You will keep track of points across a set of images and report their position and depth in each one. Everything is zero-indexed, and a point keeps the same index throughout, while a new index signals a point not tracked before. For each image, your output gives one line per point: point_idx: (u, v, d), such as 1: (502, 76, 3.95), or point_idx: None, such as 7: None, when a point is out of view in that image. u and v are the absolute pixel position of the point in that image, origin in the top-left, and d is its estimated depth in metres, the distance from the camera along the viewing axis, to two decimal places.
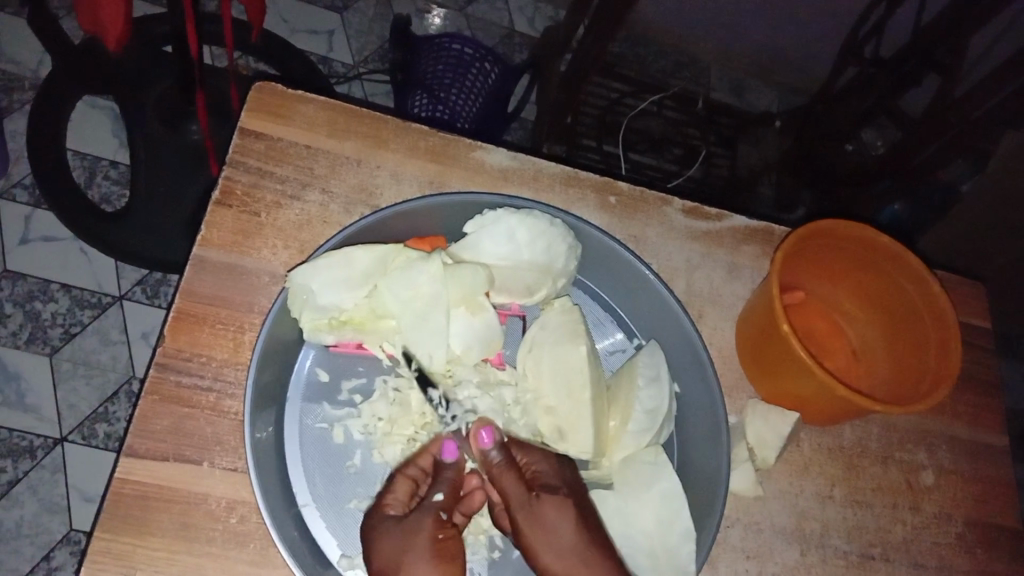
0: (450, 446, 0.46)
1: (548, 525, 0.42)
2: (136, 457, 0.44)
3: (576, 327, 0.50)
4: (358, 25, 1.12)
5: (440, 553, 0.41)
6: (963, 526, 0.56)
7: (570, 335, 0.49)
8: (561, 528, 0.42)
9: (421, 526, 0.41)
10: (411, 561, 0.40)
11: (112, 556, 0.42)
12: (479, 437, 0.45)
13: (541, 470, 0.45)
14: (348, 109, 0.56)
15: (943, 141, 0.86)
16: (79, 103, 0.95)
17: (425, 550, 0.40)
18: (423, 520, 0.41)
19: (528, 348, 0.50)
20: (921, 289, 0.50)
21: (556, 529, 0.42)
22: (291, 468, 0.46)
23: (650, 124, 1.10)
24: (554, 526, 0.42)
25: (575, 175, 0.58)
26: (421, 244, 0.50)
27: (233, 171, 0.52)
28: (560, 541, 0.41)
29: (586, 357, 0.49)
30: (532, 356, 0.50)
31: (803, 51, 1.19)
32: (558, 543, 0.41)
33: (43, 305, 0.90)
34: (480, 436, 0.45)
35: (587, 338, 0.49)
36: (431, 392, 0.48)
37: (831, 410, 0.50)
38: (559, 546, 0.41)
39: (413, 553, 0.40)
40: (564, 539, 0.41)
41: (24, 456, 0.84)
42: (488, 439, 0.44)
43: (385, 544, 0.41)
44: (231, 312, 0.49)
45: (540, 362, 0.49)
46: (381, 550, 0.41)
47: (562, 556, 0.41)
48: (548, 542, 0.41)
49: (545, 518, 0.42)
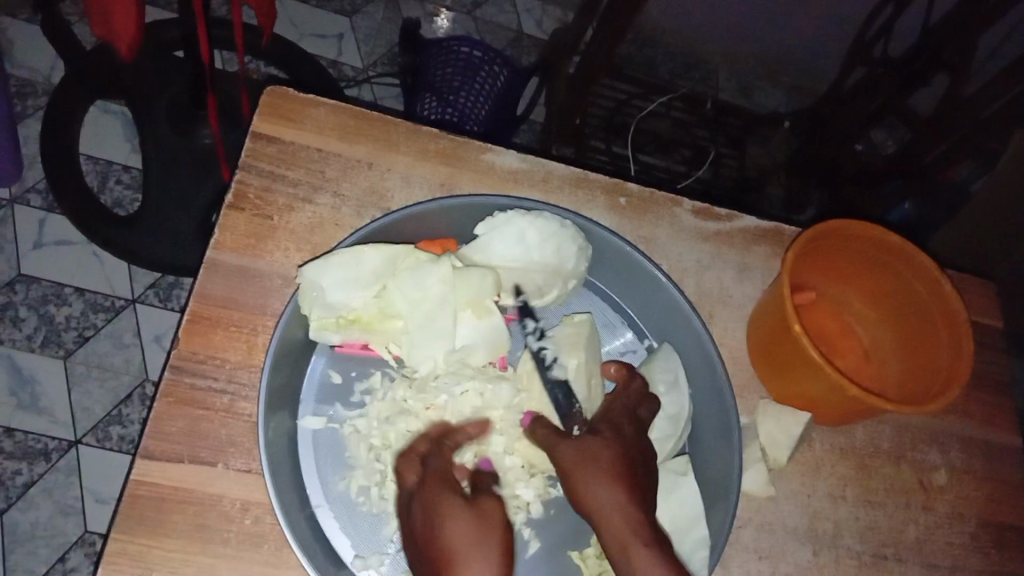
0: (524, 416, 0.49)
1: (598, 452, 0.43)
2: (152, 459, 0.45)
3: (576, 338, 0.49)
4: (367, 28, 1.12)
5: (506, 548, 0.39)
6: (977, 526, 0.55)
7: (568, 346, 0.49)
8: (611, 459, 0.43)
9: (490, 521, 0.39)
10: (480, 545, 0.38)
11: (128, 557, 0.43)
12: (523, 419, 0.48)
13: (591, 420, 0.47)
14: (359, 112, 0.56)
15: (952, 143, 0.87)
16: (91, 108, 0.96)
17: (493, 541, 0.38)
18: (490, 507, 0.40)
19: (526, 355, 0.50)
20: (933, 287, 0.50)
21: (605, 454, 0.43)
22: (304, 470, 0.46)
23: (660, 125, 1.10)
24: (584, 466, 0.43)
25: (584, 176, 0.58)
26: (432, 245, 0.51)
27: (245, 175, 0.53)
28: (596, 465, 0.42)
29: (575, 373, 0.49)
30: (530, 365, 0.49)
31: (811, 52, 1.19)
32: (600, 461, 0.42)
33: (57, 308, 0.90)
34: (524, 419, 0.48)
35: (582, 355, 0.49)
36: (528, 322, 0.51)
37: (843, 411, 0.50)
38: (602, 471, 0.42)
39: (484, 543, 0.38)
40: (602, 461, 0.43)
41: (39, 458, 0.85)
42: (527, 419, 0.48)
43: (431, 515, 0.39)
44: (244, 315, 0.49)
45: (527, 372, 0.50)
46: (448, 529, 0.38)
47: (598, 478, 0.42)
48: (589, 480, 0.42)
49: (589, 444, 0.44)
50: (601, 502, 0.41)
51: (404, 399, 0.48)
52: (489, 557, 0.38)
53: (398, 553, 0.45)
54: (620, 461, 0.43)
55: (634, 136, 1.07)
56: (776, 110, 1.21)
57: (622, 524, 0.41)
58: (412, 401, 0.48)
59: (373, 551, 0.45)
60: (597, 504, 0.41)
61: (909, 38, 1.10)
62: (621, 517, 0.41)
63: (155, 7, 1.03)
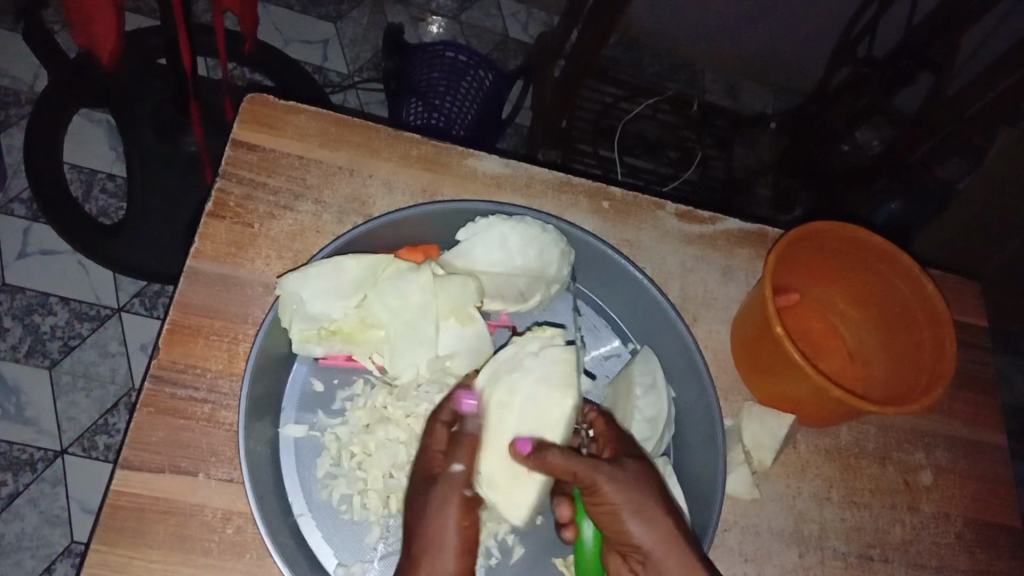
0: (523, 443, 0.44)
1: (631, 478, 0.42)
2: (133, 470, 0.44)
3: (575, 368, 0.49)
4: (352, 34, 1.12)
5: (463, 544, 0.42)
6: (962, 525, 0.55)
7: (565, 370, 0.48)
8: (656, 490, 0.43)
9: (448, 505, 0.42)
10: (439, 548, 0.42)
11: (108, 569, 0.42)
12: (517, 441, 0.44)
13: (603, 445, 0.45)
14: (340, 119, 0.56)
15: (939, 139, 0.85)
16: (75, 116, 0.96)
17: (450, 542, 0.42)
18: (451, 498, 0.42)
19: (488, 373, 0.47)
20: (915, 288, 0.50)
21: (641, 481, 0.42)
22: (286, 478, 0.46)
23: (646, 128, 1.10)
24: (635, 503, 0.42)
25: (567, 180, 0.58)
26: (414, 253, 0.50)
27: (226, 183, 0.52)
28: (639, 496, 0.42)
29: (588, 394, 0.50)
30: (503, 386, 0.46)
31: (795, 52, 1.20)
32: (642, 490, 0.42)
33: (42, 318, 0.90)
34: (517, 443, 0.44)
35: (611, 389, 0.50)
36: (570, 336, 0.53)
37: (825, 413, 0.50)
38: (642, 501, 0.42)
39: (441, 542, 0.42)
40: (641, 489, 0.42)
41: (24, 469, 0.84)
42: (524, 444, 0.44)
43: (440, 530, 0.42)
44: (225, 323, 0.49)
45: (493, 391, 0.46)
46: (421, 533, 0.42)
47: (638, 510, 0.41)
48: (636, 514, 0.41)
49: (627, 471, 0.42)
50: (646, 535, 0.41)
51: (384, 406, 0.48)
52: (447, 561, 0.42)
53: (381, 562, 0.45)
54: (660, 489, 0.43)
55: (620, 138, 1.07)
56: (763, 111, 1.22)
57: (670, 557, 0.41)
58: (392, 408, 0.48)
59: (356, 559, 0.45)
60: (639, 537, 0.41)
61: (894, 37, 1.10)
62: (671, 551, 0.41)
63: (139, 15, 1.03)
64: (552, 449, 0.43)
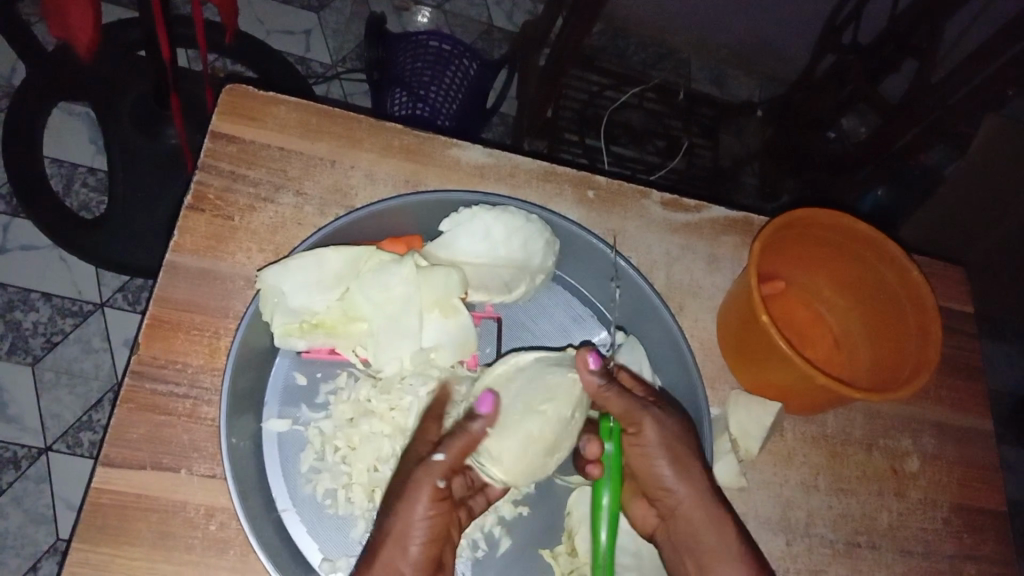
0: (487, 399, 0.45)
1: (669, 428, 0.45)
2: (114, 467, 0.44)
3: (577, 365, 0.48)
4: (335, 24, 1.11)
5: (429, 532, 0.41)
6: (949, 511, 0.56)
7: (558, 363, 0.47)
8: (691, 440, 0.46)
9: (418, 490, 0.41)
10: (405, 529, 0.41)
11: (88, 567, 0.42)
12: (588, 361, 0.46)
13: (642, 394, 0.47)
14: (320, 110, 0.55)
15: (923, 127, 0.85)
16: (54, 110, 0.95)
17: (413, 528, 0.41)
18: (422, 484, 0.41)
19: (515, 360, 0.47)
20: (900, 273, 0.50)
21: (677, 432, 0.46)
22: (269, 472, 0.45)
23: (633, 116, 1.09)
24: (672, 449, 0.45)
25: (552, 170, 0.58)
26: (396, 244, 0.50)
27: (205, 175, 0.52)
28: (675, 444, 0.45)
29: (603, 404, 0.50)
30: (526, 374, 0.46)
31: (781, 39, 1.20)
32: (677, 440, 0.45)
33: (23, 314, 0.89)
34: (586, 362, 0.46)
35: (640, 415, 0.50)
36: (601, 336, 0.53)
37: (813, 400, 0.50)
38: (676, 450, 0.45)
39: (407, 523, 0.41)
40: (676, 439, 0.45)
41: (8, 467, 0.84)
42: (595, 363, 0.46)
43: (410, 520, 0.41)
44: (206, 318, 0.48)
45: (513, 380, 0.46)
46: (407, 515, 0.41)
47: (673, 457, 0.45)
48: (671, 462, 0.45)
49: (667, 420, 0.46)
50: (679, 483, 0.45)
51: (367, 399, 0.48)
52: (411, 541, 0.41)
53: None
54: (695, 442, 0.46)
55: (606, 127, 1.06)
56: (750, 99, 1.21)
57: (698, 506, 0.45)
58: (376, 401, 0.48)
59: (341, 553, 0.44)
60: (670, 485, 0.46)
61: (878, 24, 1.10)
62: (698, 500, 0.45)
63: (117, 6, 1.02)
64: (607, 382, 0.46)
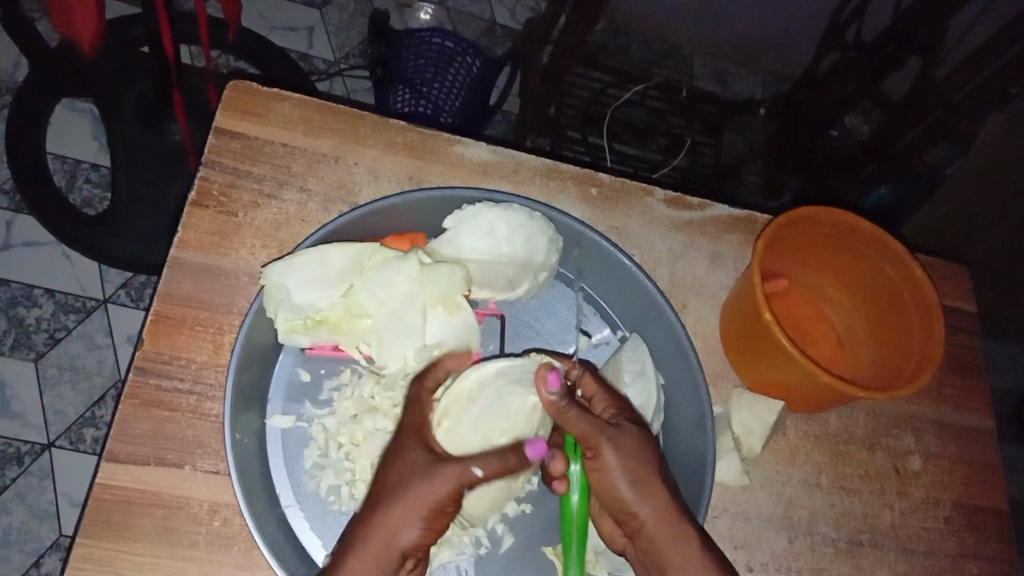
0: (539, 447, 0.45)
1: (629, 448, 0.43)
2: (118, 462, 0.44)
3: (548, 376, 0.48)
4: (337, 20, 1.11)
5: (430, 519, 0.41)
6: (951, 510, 0.56)
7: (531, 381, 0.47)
8: (654, 460, 0.44)
9: (435, 479, 0.41)
10: (401, 508, 0.40)
11: (93, 562, 0.42)
12: (547, 380, 0.44)
13: (604, 408, 0.45)
14: (324, 106, 0.55)
15: (927, 126, 0.85)
16: (57, 106, 0.95)
17: (414, 511, 0.40)
18: (448, 484, 0.41)
19: (480, 374, 0.46)
20: (904, 271, 0.50)
21: (637, 452, 0.43)
22: (273, 467, 0.45)
23: (635, 114, 1.09)
24: (632, 470, 0.43)
25: (556, 167, 0.58)
26: (400, 241, 0.50)
27: (209, 171, 0.52)
28: (635, 465, 0.43)
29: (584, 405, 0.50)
30: (492, 391, 0.46)
31: (784, 37, 1.20)
32: (638, 460, 0.43)
33: (27, 310, 0.89)
34: (547, 380, 0.44)
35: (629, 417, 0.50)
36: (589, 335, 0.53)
37: (818, 398, 0.50)
38: (638, 470, 0.43)
39: (404, 505, 0.40)
40: (637, 458, 0.43)
41: (11, 463, 0.84)
42: (556, 382, 0.44)
43: (410, 499, 0.40)
44: (210, 314, 0.48)
45: (479, 395, 0.46)
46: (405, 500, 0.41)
47: (634, 477, 0.43)
48: (633, 482, 0.43)
49: (627, 441, 0.43)
50: (642, 503, 0.43)
51: (372, 396, 0.48)
52: (411, 521, 0.40)
53: None
54: (658, 460, 0.44)
55: (609, 125, 1.06)
56: (753, 96, 1.21)
57: (663, 529, 0.43)
58: (380, 397, 0.48)
59: None
60: (632, 505, 0.43)
61: (882, 21, 1.10)
62: (663, 522, 0.43)
63: (120, 2, 1.02)
64: (567, 401, 0.44)
